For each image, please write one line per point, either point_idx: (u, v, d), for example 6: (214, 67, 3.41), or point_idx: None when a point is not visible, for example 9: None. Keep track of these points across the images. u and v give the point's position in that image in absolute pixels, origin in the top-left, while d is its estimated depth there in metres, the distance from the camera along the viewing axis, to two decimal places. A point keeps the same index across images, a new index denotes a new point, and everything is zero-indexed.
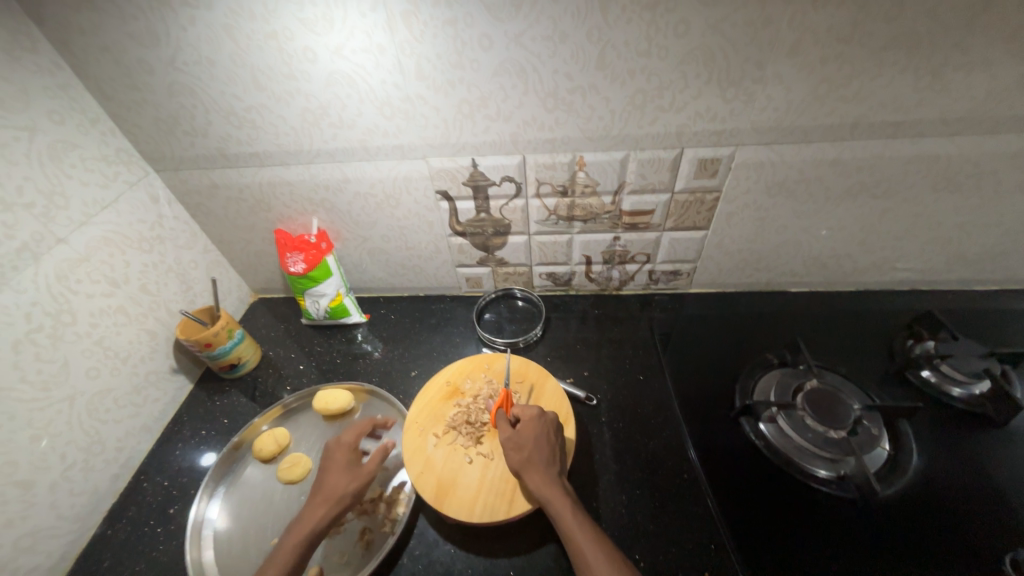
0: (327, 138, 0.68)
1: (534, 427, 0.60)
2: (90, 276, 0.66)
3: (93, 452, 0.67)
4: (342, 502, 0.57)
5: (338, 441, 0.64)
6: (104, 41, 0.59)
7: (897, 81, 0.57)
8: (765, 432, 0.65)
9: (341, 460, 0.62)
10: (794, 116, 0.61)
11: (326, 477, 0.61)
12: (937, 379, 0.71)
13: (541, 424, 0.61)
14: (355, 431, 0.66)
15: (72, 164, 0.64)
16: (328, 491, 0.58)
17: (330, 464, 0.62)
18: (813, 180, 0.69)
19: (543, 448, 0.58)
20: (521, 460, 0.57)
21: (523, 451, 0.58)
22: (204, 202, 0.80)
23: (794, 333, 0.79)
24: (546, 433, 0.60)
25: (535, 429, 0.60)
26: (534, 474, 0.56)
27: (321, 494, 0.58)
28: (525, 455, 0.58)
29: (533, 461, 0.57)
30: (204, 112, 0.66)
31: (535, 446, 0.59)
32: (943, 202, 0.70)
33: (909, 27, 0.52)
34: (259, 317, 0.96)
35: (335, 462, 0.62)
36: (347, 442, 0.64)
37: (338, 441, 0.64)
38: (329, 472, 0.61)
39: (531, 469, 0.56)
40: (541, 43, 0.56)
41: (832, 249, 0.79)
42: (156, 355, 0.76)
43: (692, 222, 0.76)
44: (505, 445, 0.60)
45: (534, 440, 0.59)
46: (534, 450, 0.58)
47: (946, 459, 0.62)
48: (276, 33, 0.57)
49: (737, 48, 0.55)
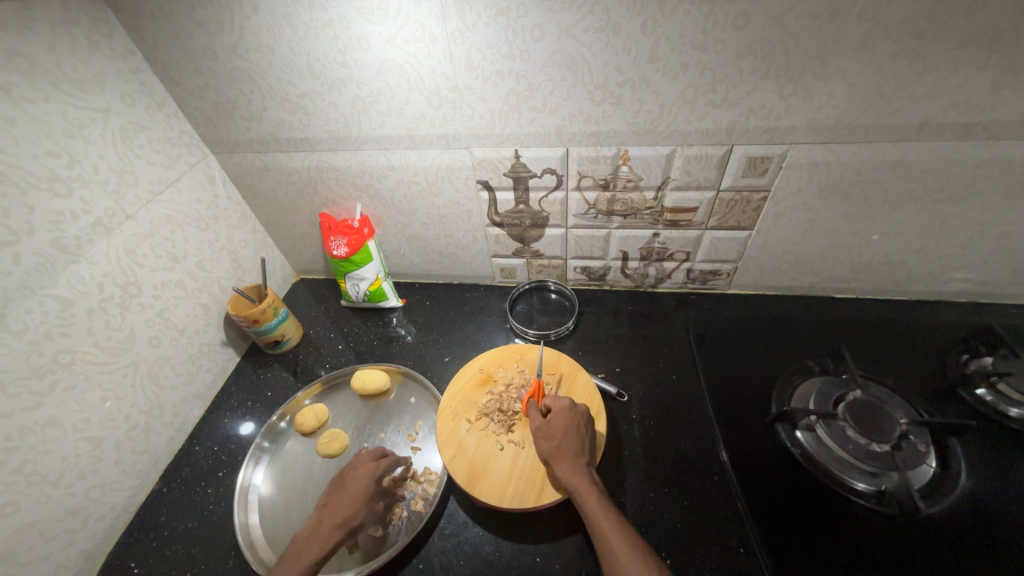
0: (375, 125, 0.69)
1: (564, 417, 0.61)
2: (154, 251, 0.70)
3: (153, 415, 0.72)
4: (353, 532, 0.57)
5: (375, 463, 0.62)
6: (173, 28, 0.62)
7: (973, 80, 0.53)
8: (802, 440, 0.64)
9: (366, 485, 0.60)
10: (856, 114, 0.58)
11: (346, 493, 0.59)
12: (993, 398, 0.67)
13: (571, 415, 0.61)
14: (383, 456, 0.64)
15: (141, 145, 0.68)
16: (346, 516, 0.57)
17: (352, 484, 0.61)
18: (871, 183, 0.65)
19: (572, 439, 0.59)
20: (550, 449, 0.58)
21: (553, 441, 0.59)
22: (256, 184, 0.83)
23: (838, 340, 0.76)
24: (575, 424, 0.60)
25: (565, 420, 0.60)
26: (562, 464, 0.57)
27: (340, 514, 0.57)
28: (554, 445, 0.58)
29: (562, 451, 0.58)
30: (260, 98, 0.69)
31: (565, 436, 0.59)
32: (1014, 211, 0.65)
33: (994, 21, 0.48)
34: (301, 297, 1.00)
35: (359, 484, 0.60)
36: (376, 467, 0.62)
37: (372, 462, 0.63)
38: (354, 491, 0.59)
39: (559, 459, 0.57)
40: (593, 35, 0.55)
41: (885, 255, 0.75)
42: (208, 328, 0.81)
43: (737, 221, 0.74)
44: (535, 434, 0.60)
45: (564, 430, 0.59)
46: (563, 440, 0.59)
47: (999, 482, 0.59)
48: (333, 22, 0.58)
49: (799, 42, 0.53)
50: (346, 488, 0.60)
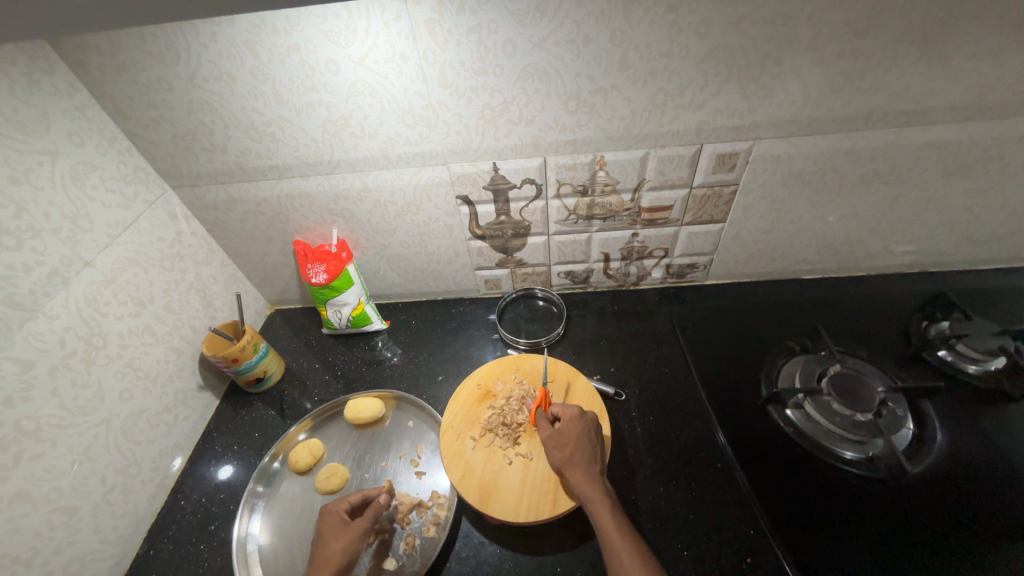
0: (348, 148, 0.68)
1: (575, 425, 0.61)
2: (117, 298, 0.66)
3: (131, 474, 0.67)
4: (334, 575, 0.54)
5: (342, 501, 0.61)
6: (122, 61, 0.59)
7: (911, 71, 0.58)
8: (793, 417, 0.67)
9: (334, 526, 0.59)
10: (811, 109, 0.62)
11: (321, 542, 0.58)
12: (953, 357, 0.73)
13: (582, 424, 0.61)
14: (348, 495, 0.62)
15: (94, 186, 0.63)
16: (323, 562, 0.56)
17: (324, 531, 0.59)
18: (828, 171, 0.70)
19: (585, 447, 0.59)
20: (563, 459, 0.59)
21: (565, 450, 0.59)
22: (222, 217, 0.79)
23: (812, 319, 0.81)
24: (587, 432, 0.61)
25: (576, 429, 0.61)
26: (576, 472, 0.57)
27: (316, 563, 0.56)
28: (567, 455, 0.59)
29: (575, 460, 0.58)
30: (223, 128, 0.66)
31: (577, 444, 0.59)
32: (953, 186, 0.72)
33: (925, 18, 0.53)
34: (278, 329, 0.96)
35: (328, 529, 0.59)
36: (338, 507, 0.61)
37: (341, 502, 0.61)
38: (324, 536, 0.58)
39: (573, 468, 0.57)
40: (564, 48, 0.56)
41: (845, 236, 0.81)
42: (183, 373, 0.76)
43: (710, 215, 0.77)
44: (546, 444, 0.61)
45: (576, 439, 0.60)
46: (576, 449, 0.59)
47: (969, 436, 0.64)
48: (299, 46, 0.56)
49: (757, 45, 0.56)
50: (336, 527, 0.59)
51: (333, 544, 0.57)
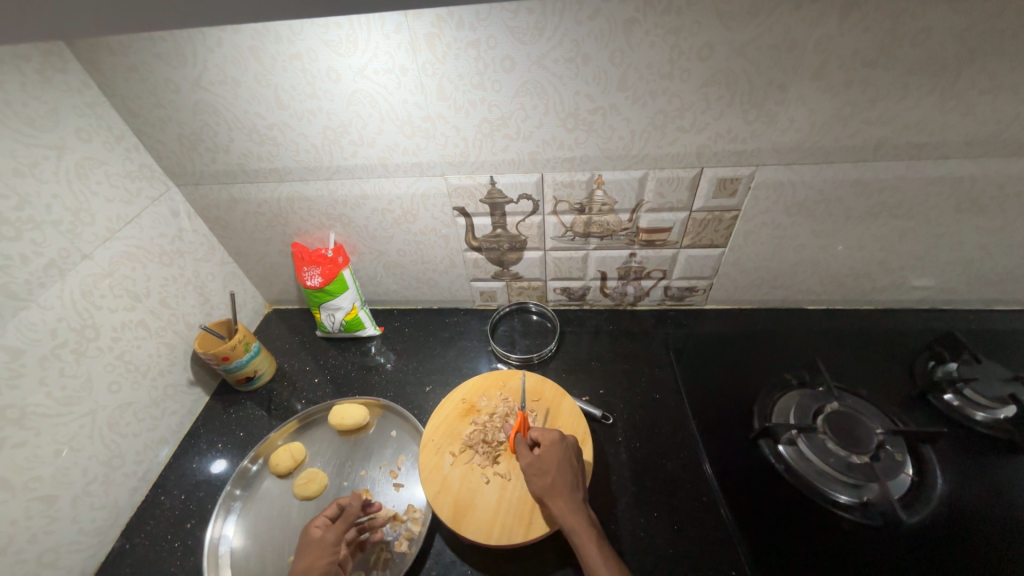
0: (347, 155, 0.68)
1: (555, 451, 0.59)
2: (113, 291, 0.67)
3: (113, 466, 0.68)
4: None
5: (327, 512, 0.59)
6: (132, 61, 0.60)
7: (922, 104, 0.56)
8: (785, 454, 0.64)
9: (316, 538, 0.57)
10: (816, 137, 0.61)
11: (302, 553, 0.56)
12: (960, 403, 0.70)
13: (563, 449, 0.60)
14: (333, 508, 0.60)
15: (98, 181, 0.64)
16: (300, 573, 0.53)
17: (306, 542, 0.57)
18: (833, 201, 0.68)
19: (567, 474, 0.58)
20: (545, 487, 0.57)
21: (546, 476, 0.57)
22: (223, 216, 0.81)
23: (813, 352, 0.78)
24: (567, 458, 0.59)
25: (557, 455, 0.59)
26: (559, 502, 0.55)
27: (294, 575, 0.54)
28: (549, 483, 0.57)
29: (557, 488, 0.56)
30: (226, 130, 0.67)
31: (559, 471, 0.58)
32: (966, 223, 0.69)
33: (938, 51, 0.51)
34: (274, 328, 0.97)
35: (311, 540, 0.57)
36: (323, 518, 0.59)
37: (326, 513, 0.59)
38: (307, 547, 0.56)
39: (555, 497, 0.56)
40: (563, 66, 0.56)
41: (851, 268, 0.78)
42: (174, 368, 0.77)
43: (710, 240, 0.75)
44: (527, 471, 0.59)
45: (557, 465, 0.58)
46: (557, 477, 0.57)
47: (972, 486, 0.61)
48: (301, 54, 0.57)
49: (760, 71, 0.55)
50: (310, 541, 0.57)
51: (302, 559, 0.54)
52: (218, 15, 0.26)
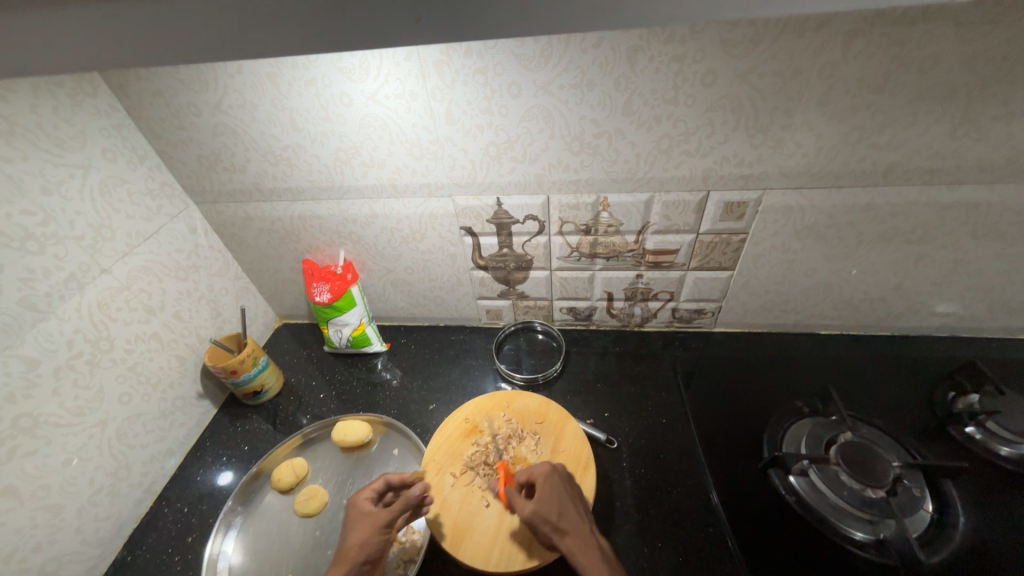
0: (357, 175, 0.70)
1: (550, 484, 0.58)
2: (129, 304, 0.69)
3: (120, 477, 0.69)
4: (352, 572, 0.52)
5: (374, 487, 0.60)
6: (157, 87, 0.63)
7: (932, 130, 0.56)
8: (796, 485, 0.62)
9: (364, 514, 0.57)
10: (824, 162, 0.60)
11: (351, 528, 0.56)
12: (983, 436, 0.67)
13: (557, 480, 0.58)
14: (378, 484, 0.60)
15: (120, 198, 0.67)
16: (347, 551, 0.54)
17: (353, 516, 0.57)
18: (844, 225, 0.67)
19: (567, 507, 0.56)
20: (550, 526, 0.54)
21: (552, 511, 0.55)
22: (238, 232, 0.83)
23: (825, 380, 0.76)
24: (563, 490, 0.57)
25: (554, 487, 0.57)
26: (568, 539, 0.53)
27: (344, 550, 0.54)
28: (554, 519, 0.54)
29: (562, 524, 0.54)
30: (243, 151, 0.70)
31: (561, 503, 0.56)
32: (984, 249, 0.67)
33: (945, 78, 0.51)
34: (283, 342, 0.98)
35: (359, 516, 0.57)
36: (369, 493, 0.59)
37: (372, 488, 0.60)
38: (356, 522, 0.56)
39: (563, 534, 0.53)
40: (568, 91, 0.57)
41: (865, 293, 0.77)
42: (184, 380, 0.79)
43: (718, 262, 0.75)
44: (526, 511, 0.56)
45: (558, 498, 0.56)
46: (559, 512, 0.55)
47: (997, 526, 0.58)
48: (316, 80, 0.59)
49: (765, 97, 0.55)
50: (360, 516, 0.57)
51: (352, 536, 0.55)
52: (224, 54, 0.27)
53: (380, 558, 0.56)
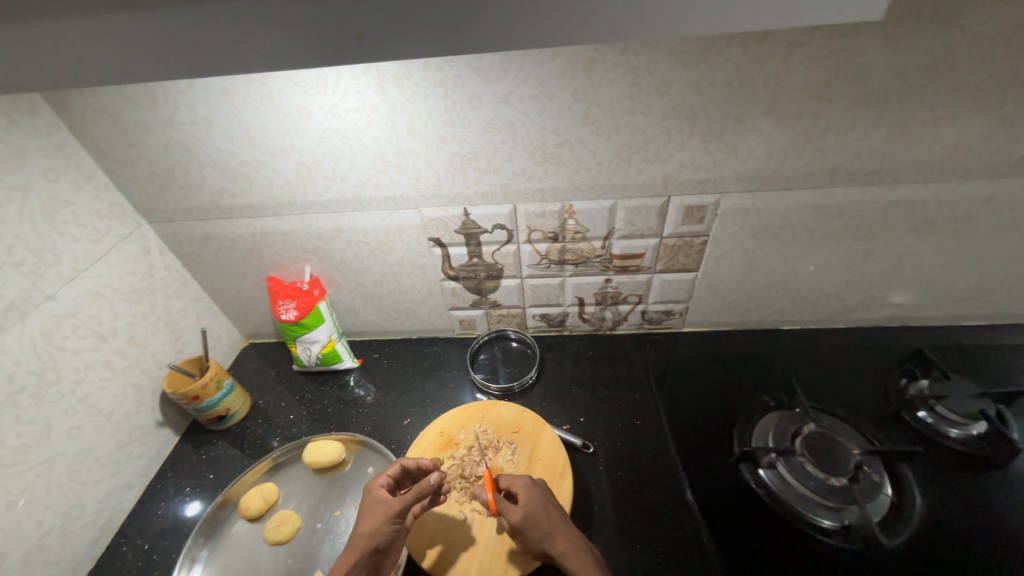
0: (320, 190, 0.69)
1: (532, 496, 0.57)
2: (77, 332, 0.65)
3: (71, 516, 0.65)
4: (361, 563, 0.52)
5: (386, 475, 0.60)
6: (102, 103, 0.61)
7: (870, 134, 0.59)
8: (765, 478, 0.64)
9: (376, 501, 0.57)
10: (775, 165, 0.63)
11: (364, 515, 0.56)
12: (933, 420, 0.70)
13: (538, 490, 0.58)
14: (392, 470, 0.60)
15: (65, 221, 0.64)
16: (357, 539, 0.54)
17: (365, 504, 0.57)
18: (797, 225, 0.70)
19: (552, 515, 0.56)
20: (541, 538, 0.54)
21: (541, 522, 0.54)
22: (196, 251, 0.80)
23: (789, 374, 0.79)
24: (544, 499, 0.57)
25: (537, 497, 0.57)
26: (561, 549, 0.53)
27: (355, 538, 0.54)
28: (543, 531, 0.54)
29: (552, 534, 0.54)
30: (198, 167, 0.67)
31: (548, 513, 0.56)
32: (925, 243, 0.72)
33: (879, 85, 0.54)
34: (249, 363, 0.95)
35: (371, 503, 0.57)
36: (382, 481, 0.59)
37: (385, 475, 0.60)
38: (368, 510, 0.56)
39: (555, 544, 0.53)
40: (529, 102, 0.58)
41: (821, 288, 0.80)
42: (141, 410, 0.75)
43: (682, 264, 0.77)
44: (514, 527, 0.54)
45: (544, 508, 0.56)
46: (546, 522, 0.54)
47: (949, 504, 0.61)
48: (272, 94, 0.58)
49: (717, 105, 0.57)
50: (375, 504, 0.57)
51: (363, 524, 0.55)
52: (178, 70, 0.28)
53: (392, 547, 0.55)
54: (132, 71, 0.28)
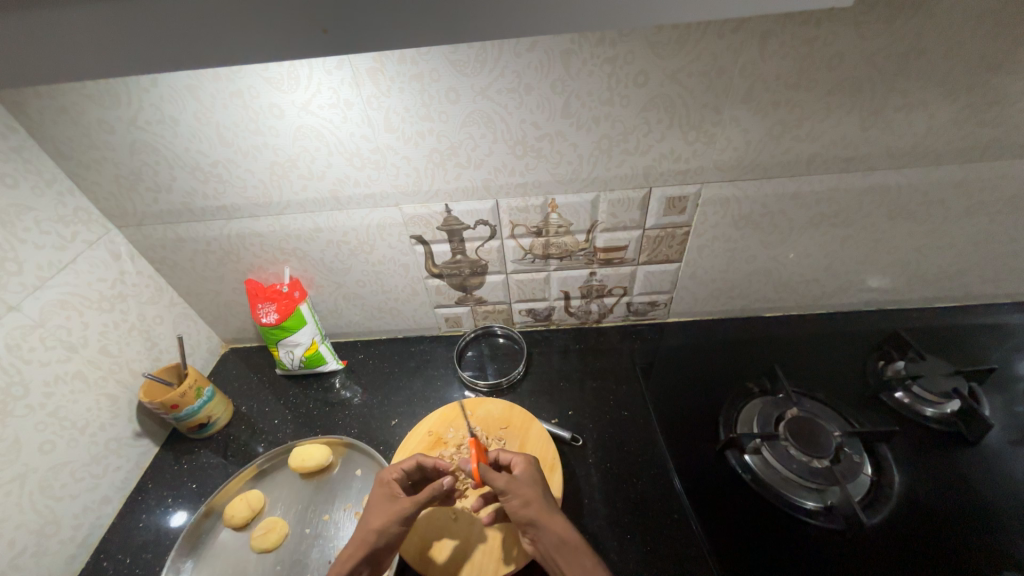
0: (297, 189, 0.67)
1: (534, 469, 0.59)
2: (44, 343, 0.63)
3: (47, 533, 0.63)
4: (367, 558, 0.52)
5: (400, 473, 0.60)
6: (61, 103, 0.58)
7: (845, 121, 0.60)
8: (750, 464, 0.65)
9: (388, 497, 0.57)
10: (753, 155, 0.64)
11: (373, 510, 0.56)
12: (910, 400, 0.72)
13: (537, 469, 0.59)
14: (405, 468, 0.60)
15: (26, 228, 0.61)
16: (365, 532, 0.54)
17: (376, 500, 0.57)
18: (777, 213, 0.71)
19: (548, 492, 0.57)
20: (535, 504, 0.54)
21: (533, 490, 0.56)
22: (169, 255, 0.77)
23: (772, 360, 0.80)
24: (544, 477, 0.59)
25: (534, 472, 0.58)
26: (554, 518, 0.53)
27: (363, 532, 0.54)
28: (540, 498, 0.55)
29: (547, 505, 0.55)
30: (167, 169, 0.65)
31: (541, 489, 0.57)
32: (899, 228, 0.73)
33: (852, 73, 0.55)
34: (231, 369, 0.93)
35: (381, 500, 0.57)
36: (394, 477, 0.59)
37: (399, 473, 0.60)
38: (379, 505, 0.56)
39: (548, 514, 0.54)
40: (507, 95, 0.57)
41: (801, 275, 0.81)
42: (116, 421, 0.73)
43: (666, 255, 0.77)
44: (510, 488, 0.55)
45: (537, 482, 0.57)
46: (542, 492, 0.56)
47: (927, 481, 0.63)
48: (241, 91, 0.56)
49: (694, 95, 0.57)
50: (387, 502, 0.56)
51: (372, 519, 0.55)
52: (137, 67, 0.27)
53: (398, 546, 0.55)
54: (87, 67, 0.27)
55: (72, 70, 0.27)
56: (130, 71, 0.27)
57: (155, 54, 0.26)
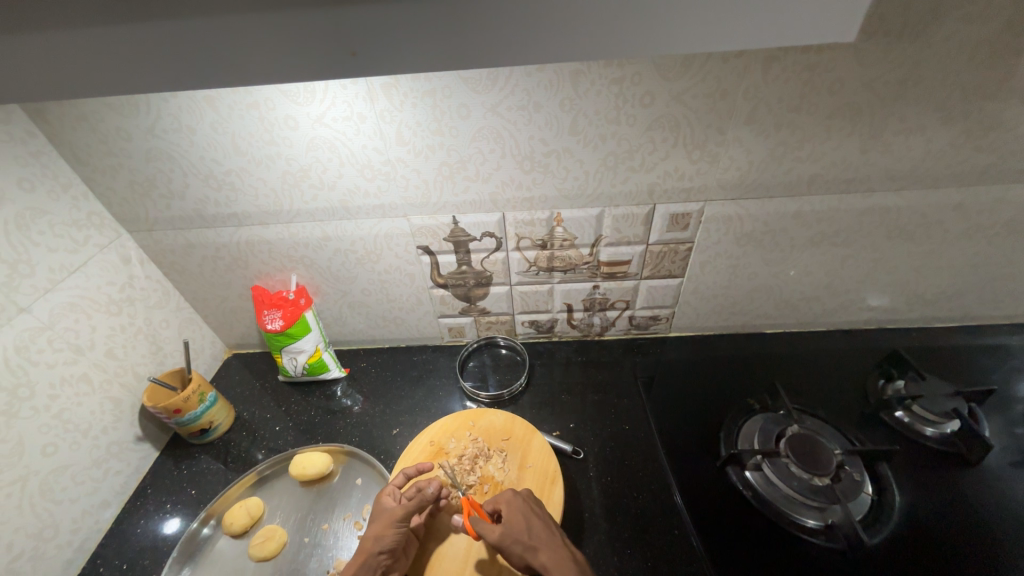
0: (307, 199, 0.68)
1: (516, 506, 0.57)
2: (52, 345, 0.63)
3: (44, 537, 0.62)
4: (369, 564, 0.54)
5: (392, 487, 0.63)
6: (81, 111, 0.59)
7: (845, 144, 0.61)
8: (751, 480, 0.65)
9: (385, 508, 0.59)
10: (756, 174, 0.65)
11: (371, 526, 0.58)
12: (910, 419, 0.72)
13: (521, 502, 0.58)
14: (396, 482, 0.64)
15: (40, 231, 0.62)
16: (365, 545, 0.56)
17: (375, 513, 0.60)
18: (778, 232, 0.72)
19: (535, 522, 0.56)
20: (526, 546, 0.53)
21: (521, 538, 0.54)
22: (178, 261, 0.78)
23: (772, 377, 0.80)
24: (527, 506, 0.57)
25: (518, 511, 0.57)
26: (541, 551, 0.53)
27: (368, 542, 0.56)
28: (527, 538, 0.54)
29: (535, 541, 0.54)
30: (181, 176, 0.66)
31: (529, 525, 0.55)
32: (898, 248, 0.74)
33: (851, 99, 0.57)
34: (233, 374, 0.93)
35: (378, 511, 0.60)
36: (390, 490, 0.62)
37: (392, 487, 0.63)
38: (379, 518, 0.58)
39: (535, 550, 0.53)
40: (516, 113, 0.59)
41: (802, 292, 0.82)
42: (119, 425, 0.73)
43: (668, 270, 0.78)
44: (503, 544, 0.53)
45: (523, 520, 0.56)
46: (531, 529, 0.55)
47: (930, 502, 0.63)
48: (258, 103, 0.57)
49: (699, 117, 0.59)
50: (382, 511, 0.59)
51: (370, 529, 0.57)
52: (168, 80, 0.28)
53: (394, 557, 0.56)
54: (116, 80, 0.28)
55: (106, 85, 0.28)
56: (160, 85, 0.28)
57: (190, 74, 0.28)
